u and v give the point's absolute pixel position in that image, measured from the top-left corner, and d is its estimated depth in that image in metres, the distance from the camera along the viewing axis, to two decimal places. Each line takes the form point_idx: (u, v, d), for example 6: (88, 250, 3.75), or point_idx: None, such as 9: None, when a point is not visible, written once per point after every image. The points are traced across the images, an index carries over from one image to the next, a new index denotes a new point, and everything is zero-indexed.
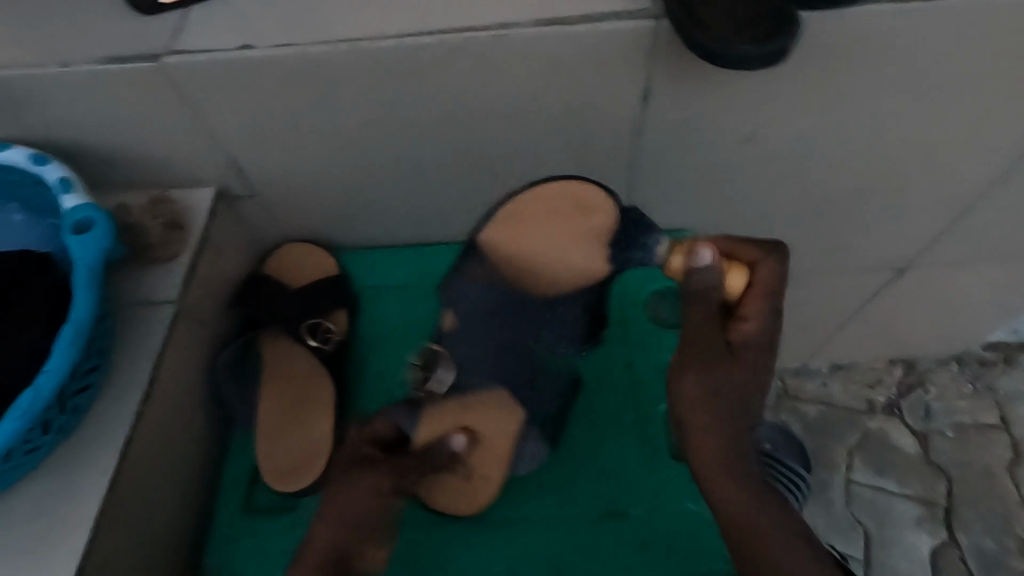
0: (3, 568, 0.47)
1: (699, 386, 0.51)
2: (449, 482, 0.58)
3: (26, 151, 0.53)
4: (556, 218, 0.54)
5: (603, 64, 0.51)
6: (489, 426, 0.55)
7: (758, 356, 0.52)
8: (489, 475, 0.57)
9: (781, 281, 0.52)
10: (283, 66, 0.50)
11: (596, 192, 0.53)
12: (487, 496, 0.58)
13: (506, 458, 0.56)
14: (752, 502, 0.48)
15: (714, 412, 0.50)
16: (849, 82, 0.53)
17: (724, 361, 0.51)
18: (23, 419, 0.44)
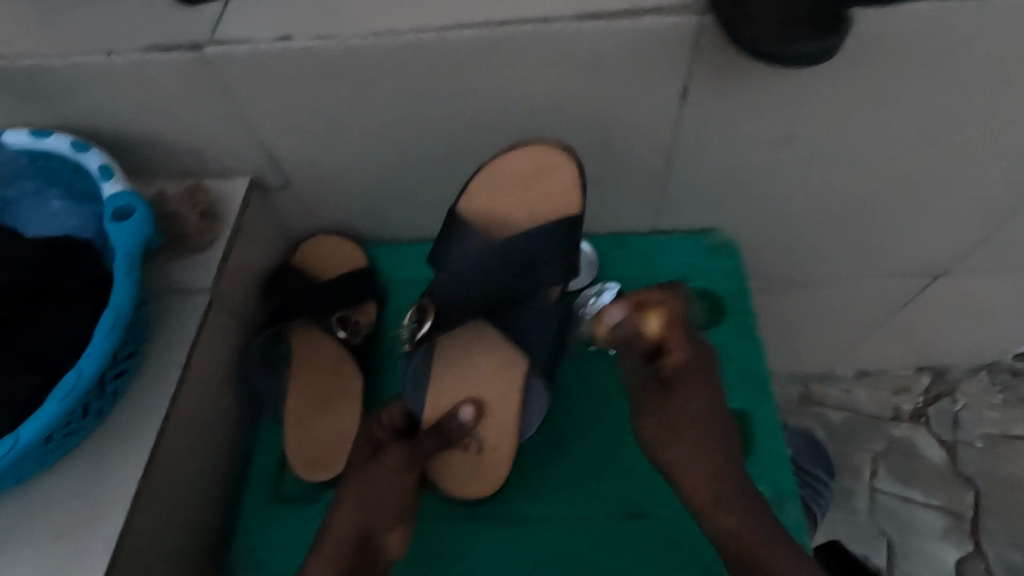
0: (41, 545, 0.48)
1: (664, 415, 0.54)
2: (461, 465, 0.61)
3: (69, 139, 0.54)
4: (524, 180, 0.60)
5: (644, 60, 0.50)
6: (491, 390, 0.63)
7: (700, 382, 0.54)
8: (499, 446, 0.61)
9: (682, 313, 0.52)
10: (322, 57, 0.50)
11: (557, 156, 0.58)
12: (496, 473, 0.60)
13: (512, 424, 0.62)
14: (744, 516, 0.52)
15: (686, 438, 0.54)
16: (896, 82, 0.52)
17: (671, 393, 0.54)
18: (67, 400, 0.44)
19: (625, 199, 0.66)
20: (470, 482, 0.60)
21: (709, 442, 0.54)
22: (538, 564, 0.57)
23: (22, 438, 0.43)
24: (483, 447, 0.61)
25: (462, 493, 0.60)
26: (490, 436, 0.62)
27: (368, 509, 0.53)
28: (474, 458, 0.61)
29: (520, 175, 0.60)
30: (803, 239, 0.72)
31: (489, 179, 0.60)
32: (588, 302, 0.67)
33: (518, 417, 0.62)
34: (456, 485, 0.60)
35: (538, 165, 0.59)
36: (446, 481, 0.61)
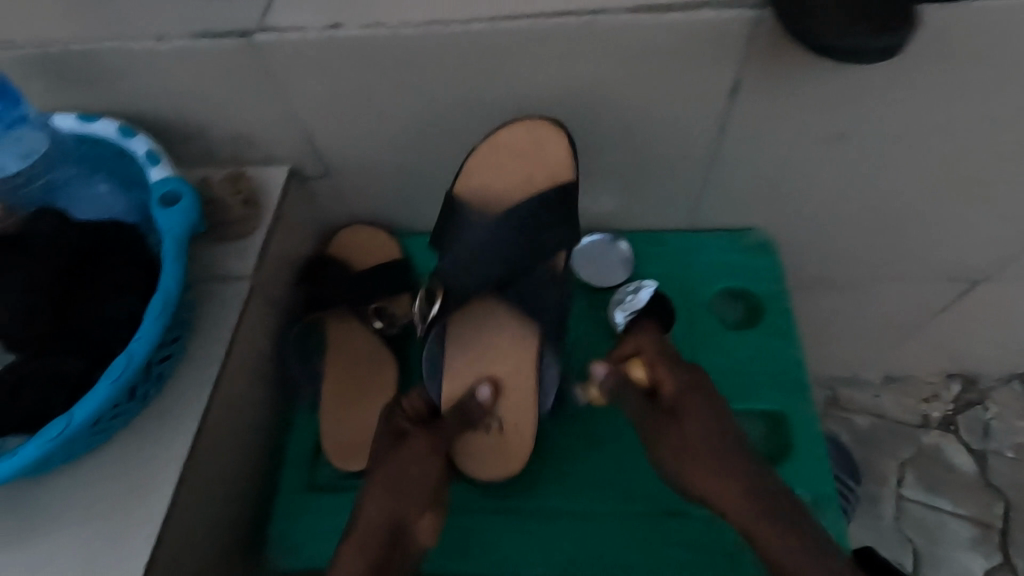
0: (85, 526, 0.48)
1: (693, 426, 0.53)
2: (484, 446, 0.61)
3: (115, 123, 0.55)
4: (517, 159, 0.57)
5: (697, 54, 0.49)
6: (508, 367, 0.63)
7: (708, 403, 0.54)
8: (520, 423, 0.61)
9: (668, 349, 0.58)
10: (370, 45, 0.50)
11: (549, 133, 0.55)
12: (520, 450, 0.60)
13: (531, 400, 0.61)
14: (757, 513, 0.50)
15: (701, 440, 0.53)
16: (956, 81, 0.50)
17: (674, 425, 0.54)
18: (119, 381, 0.45)
19: (664, 196, 0.65)
20: (493, 463, 0.60)
21: (721, 455, 0.52)
22: (575, 560, 0.56)
23: (75, 418, 0.44)
24: (504, 426, 0.61)
25: (487, 476, 0.60)
26: (510, 414, 0.61)
27: (398, 499, 0.51)
28: (496, 438, 0.61)
29: (512, 154, 0.57)
30: (843, 240, 0.71)
31: (479, 160, 0.57)
32: (624, 299, 0.66)
33: (538, 393, 0.62)
34: (481, 467, 0.60)
35: (531, 140, 0.56)
36: (470, 465, 0.60)
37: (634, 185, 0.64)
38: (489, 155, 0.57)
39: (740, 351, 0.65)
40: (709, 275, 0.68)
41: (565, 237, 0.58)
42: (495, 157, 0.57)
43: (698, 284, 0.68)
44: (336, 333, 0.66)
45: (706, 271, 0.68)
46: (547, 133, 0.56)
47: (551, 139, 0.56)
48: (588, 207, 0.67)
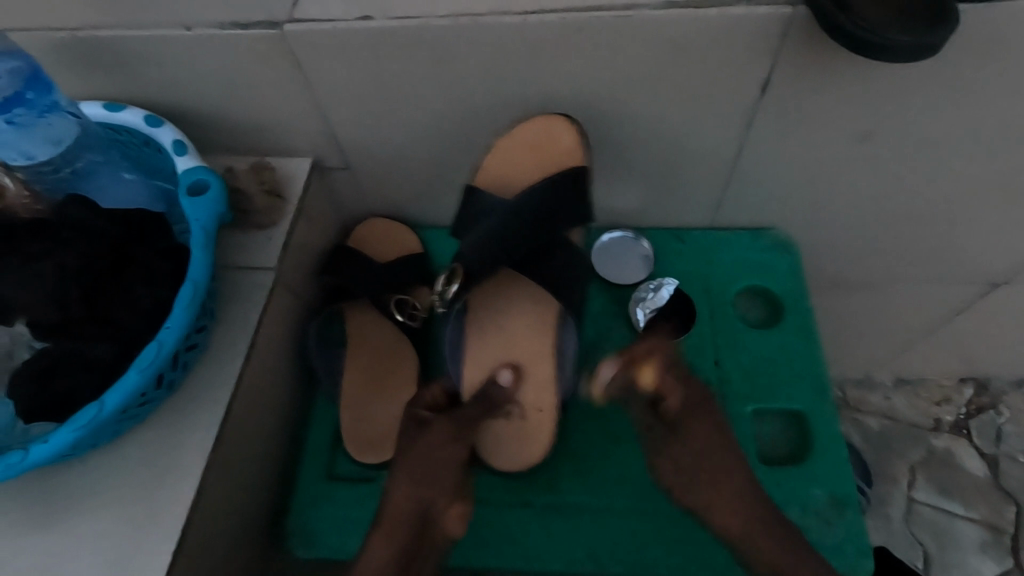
0: (112, 513, 0.48)
1: (680, 452, 0.53)
2: (507, 432, 0.60)
3: (142, 113, 0.56)
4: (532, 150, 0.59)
5: (730, 51, 0.49)
6: (528, 351, 0.62)
7: (705, 420, 0.54)
8: (543, 407, 0.60)
9: (676, 359, 0.53)
10: (400, 38, 0.49)
11: (551, 123, 0.57)
12: (544, 433, 0.60)
13: (552, 384, 0.61)
14: (756, 528, 0.51)
15: (695, 458, 0.53)
16: (991, 82, 0.50)
17: (672, 438, 0.53)
18: (148, 370, 0.45)
19: (686, 193, 0.65)
20: (518, 449, 0.60)
21: (736, 471, 0.53)
22: (595, 554, 0.57)
23: (105, 407, 0.44)
24: (526, 411, 0.60)
25: (512, 462, 0.60)
26: (533, 399, 0.61)
27: (425, 487, 0.52)
28: (518, 422, 0.60)
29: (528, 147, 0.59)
30: (864, 240, 0.71)
31: (497, 154, 0.60)
32: (645, 296, 0.67)
33: (559, 377, 0.61)
34: (504, 453, 0.60)
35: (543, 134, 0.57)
36: (493, 451, 0.60)
37: (657, 181, 0.64)
38: (507, 150, 0.60)
39: (760, 351, 0.65)
40: (730, 273, 0.68)
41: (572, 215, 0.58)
42: (515, 149, 0.60)
43: (718, 283, 0.68)
44: (354, 327, 0.66)
45: (727, 269, 0.68)
46: (553, 125, 0.57)
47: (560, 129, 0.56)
48: (609, 203, 0.67)
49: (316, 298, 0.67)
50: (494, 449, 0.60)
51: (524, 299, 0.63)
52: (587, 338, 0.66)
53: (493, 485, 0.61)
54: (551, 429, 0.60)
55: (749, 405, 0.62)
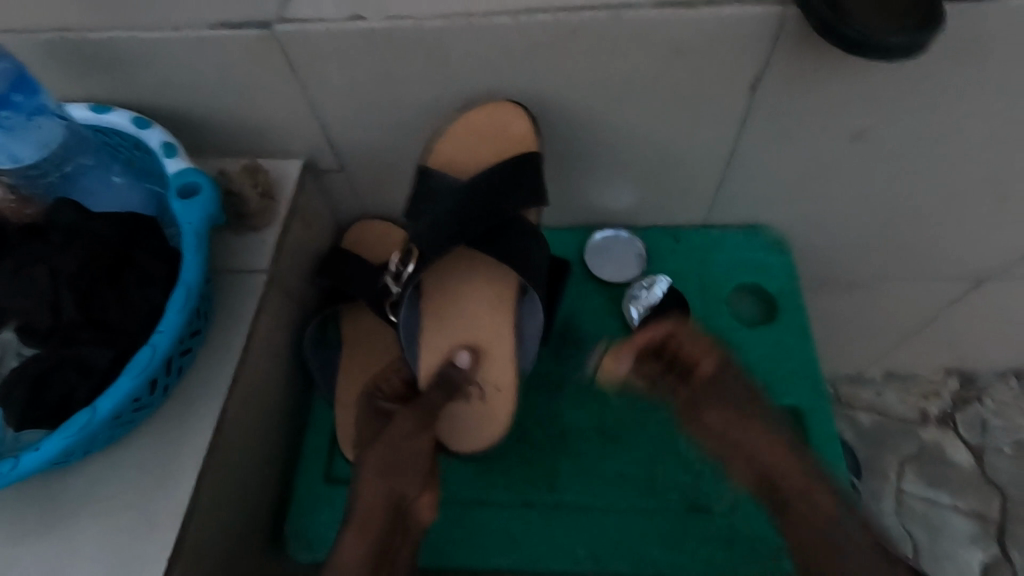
0: (107, 521, 0.48)
1: (722, 416, 0.55)
2: (468, 414, 0.61)
3: (130, 114, 0.54)
4: (488, 136, 0.58)
5: (722, 50, 0.49)
6: (486, 331, 0.62)
7: (732, 384, 0.56)
8: (501, 384, 0.61)
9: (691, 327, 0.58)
10: (394, 39, 0.49)
11: (505, 110, 0.55)
12: (505, 413, 0.60)
13: (511, 360, 0.61)
14: (802, 471, 0.53)
15: (725, 413, 0.55)
16: (978, 80, 0.50)
17: (714, 407, 0.55)
18: (140, 375, 0.45)
19: (680, 191, 0.65)
20: (479, 431, 0.60)
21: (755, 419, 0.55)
22: (597, 553, 0.57)
23: (97, 412, 0.44)
24: (485, 391, 0.61)
25: (474, 445, 0.60)
26: (491, 378, 0.61)
27: (396, 480, 0.52)
28: (478, 404, 0.61)
29: (484, 132, 0.58)
30: (854, 238, 0.72)
31: (448, 135, 0.58)
32: (639, 294, 0.66)
33: (517, 353, 0.61)
34: (466, 437, 0.61)
35: (499, 117, 0.56)
36: (456, 436, 0.61)
37: (651, 181, 0.64)
38: (460, 132, 0.58)
39: (756, 347, 0.65)
40: (725, 269, 0.69)
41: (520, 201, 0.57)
42: (464, 131, 0.58)
43: (714, 279, 0.69)
44: (351, 328, 0.66)
45: (722, 266, 0.69)
46: (503, 109, 0.55)
47: (515, 112, 0.55)
48: (604, 202, 0.67)
49: (312, 300, 0.66)
50: (458, 434, 0.61)
51: (478, 276, 0.63)
52: (584, 337, 0.66)
53: (493, 485, 0.60)
54: (511, 410, 0.60)
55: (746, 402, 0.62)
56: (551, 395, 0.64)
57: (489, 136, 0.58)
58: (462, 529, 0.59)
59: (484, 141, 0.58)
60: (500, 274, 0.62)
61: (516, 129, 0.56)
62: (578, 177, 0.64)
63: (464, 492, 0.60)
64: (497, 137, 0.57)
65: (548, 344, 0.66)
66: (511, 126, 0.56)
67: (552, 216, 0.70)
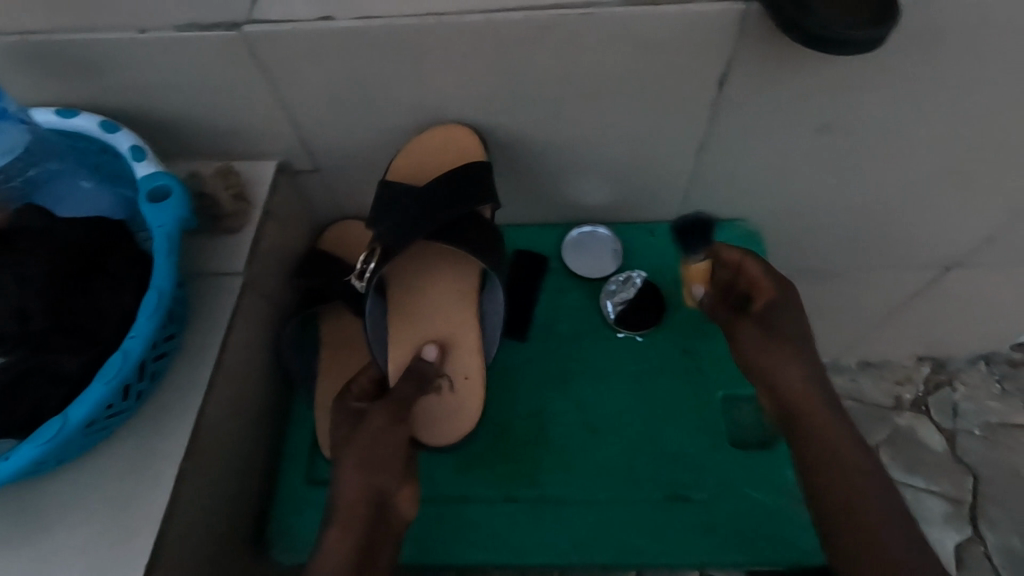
0: (83, 530, 0.47)
1: (753, 339, 0.57)
2: (438, 407, 0.61)
3: (97, 118, 0.54)
4: (438, 161, 0.60)
5: (690, 48, 0.50)
6: (452, 322, 0.62)
7: (789, 319, 0.57)
8: (469, 373, 0.61)
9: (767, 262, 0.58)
10: (366, 39, 0.49)
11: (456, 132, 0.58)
12: (475, 402, 0.61)
13: (478, 348, 0.62)
14: (827, 411, 0.53)
15: (767, 341, 0.57)
16: (935, 72, 0.52)
17: (763, 335, 0.57)
18: (113, 381, 0.44)
19: (654, 186, 0.66)
20: (450, 423, 0.61)
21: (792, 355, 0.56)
22: (580, 545, 0.58)
23: (69, 420, 0.43)
24: (454, 381, 0.61)
25: (446, 438, 0.60)
26: (459, 368, 0.61)
27: (377, 475, 0.53)
28: (447, 395, 0.61)
29: (433, 159, 0.60)
30: (825, 228, 0.73)
31: (403, 157, 0.60)
32: (614, 289, 0.68)
33: (484, 342, 0.62)
34: (437, 430, 0.60)
35: (442, 139, 0.59)
36: (427, 430, 0.60)
37: (625, 176, 0.65)
38: (414, 154, 0.60)
39: None
40: None
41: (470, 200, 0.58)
42: (418, 153, 0.60)
43: None
44: (330, 329, 0.66)
45: None
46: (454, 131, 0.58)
47: (461, 131, 0.58)
48: (580, 198, 0.68)
49: (290, 302, 0.66)
50: (430, 429, 0.60)
51: (440, 270, 0.64)
52: (564, 333, 0.67)
53: (475, 481, 0.61)
54: (481, 399, 0.61)
55: (722, 391, 0.63)
56: (532, 391, 0.64)
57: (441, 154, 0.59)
58: (447, 526, 0.59)
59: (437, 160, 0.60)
60: (463, 265, 0.63)
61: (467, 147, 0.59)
62: (553, 174, 0.64)
63: (447, 489, 0.60)
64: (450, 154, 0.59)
65: (528, 341, 0.67)
66: (460, 144, 0.59)
67: (528, 213, 0.71)
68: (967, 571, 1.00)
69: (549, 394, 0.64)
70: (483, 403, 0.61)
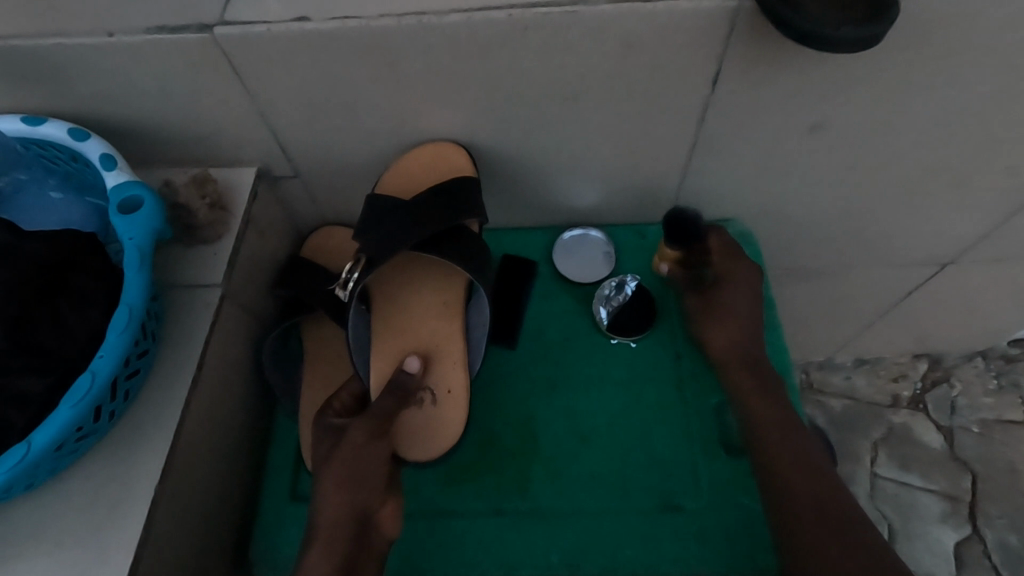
0: (55, 556, 0.45)
1: (721, 325, 0.61)
2: (421, 420, 0.59)
3: (66, 126, 0.51)
4: (427, 179, 0.59)
5: (679, 46, 0.48)
6: (435, 334, 0.61)
7: (744, 302, 0.62)
8: (453, 387, 0.59)
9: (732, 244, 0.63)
10: (342, 40, 0.47)
11: (447, 150, 0.58)
12: (458, 417, 0.59)
13: (462, 361, 0.60)
14: (783, 412, 0.56)
15: (730, 327, 0.61)
16: (931, 68, 0.51)
17: (723, 316, 0.61)
18: (81, 404, 0.43)
19: (643, 188, 0.65)
20: (432, 437, 0.59)
21: (750, 347, 0.60)
22: (571, 558, 0.56)
23: (34, 445, 0.42)
24: (438, 394, 0.59)
25: (428, 454, 0.58)
26: (443, 381, 0.60)
27: (360, 493, 0.51)
28: (430, 410, 0.59)
29: (421, 176, 0.59)
30: (817, 227, 0.72)
31: (393, 170, 0.59)
32: (608, 293, 0.66)
33: (468, 354, 0.61)
34: (419, 445, 0.58)
35: (430, 157, 0.58)
36: (409, 445, 0.58)
37: (614, 178, 0.63)
38: (404, 168, 0.59)
39: None
40: None
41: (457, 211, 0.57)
42: (408, 167, 0.59)
43: None
44: (313, 339, 0.64)
45: None
46: (444, 148, 0.58)
47: (452, 148, 0.58)
48: (568, 200, 0.66)
49: (270, 312, 0.64)
50: (412, 444, 0.58)
51: (425, 280, 0.62)
52: (553, 339, 0.65)
53: (463, 494, 0.59)
54: (465, 415, 0.59)
55: (715, 398, 0.62)
56: (521, 400, 0.63)
57: (432, 169, 0.59)
58: (433, 541, 0.57)
59: (427, 174, 0.59)
60: (449, 276, 0.62)
61: (456, 163, 0.58)
62: (540, 177, 0.63)
63: (432, 503, 0.59)
64: (439, 169, 0.59)
65: (516, 348, 0.65)
66: (449, 161, 0.58)
67: (516, 216, 0.69)
68: (965, 569, 0.99)
69: (538, 403, 0.62)
70: (467, 418, 0.59)
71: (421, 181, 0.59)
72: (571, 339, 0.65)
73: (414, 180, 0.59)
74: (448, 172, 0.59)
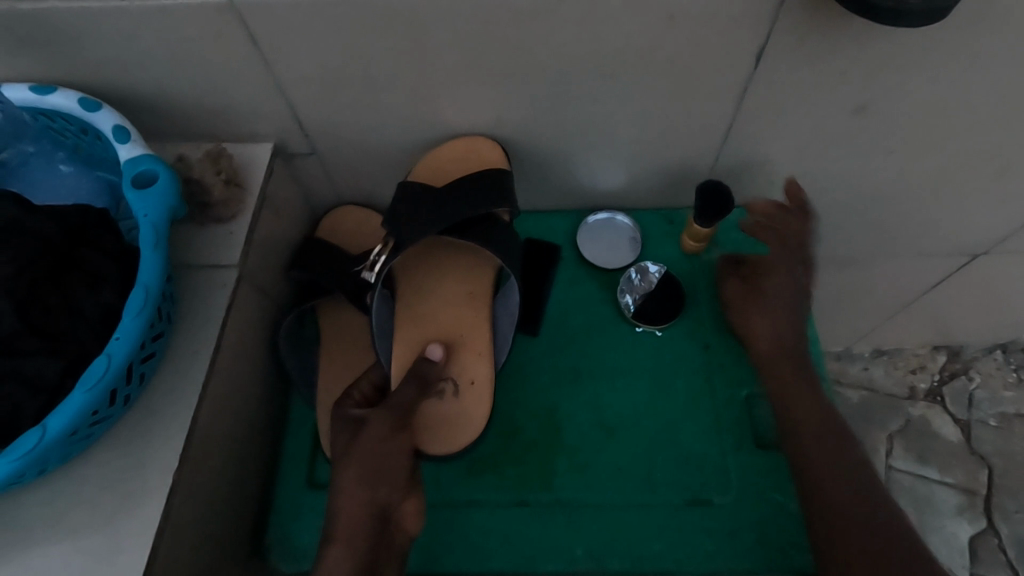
0: (70, 542, 0.44)
1: (758, 305, 0.59)
2: (442, 411, 0.57)
3: (76, 95, 0.49)
4: (455, 171, 0.58)
5: (727, 18, 0.45)
6: (458, 324, 0.60)
7: (775, 282, 0.59)
8: (476, 378, 0.58)
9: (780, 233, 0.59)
10: (368, 7, 0.44)
11: (479, 143, 0.58)
12: (480, 410, 0.57)
13: (487, 353, 0.59)
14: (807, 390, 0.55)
15: (765, 305, 0.59)
16: (994, 48, 0.47)
17: (753, 299, 0.59)
18: (97, 387, 0.41)
19: (671, 170, 0.62)
20: (452, 430, 0.57)
21: (780, 319, 0.58)
22: (597, 552, 0.55)
23: (48, 431, 0.40)
24: (459, 385, 0.58)
25: (448, 446, 0.57)
26: (464, 371, 0.58)
27: (379, 487, 0.50)
28: (451, 401, 0.58)
29: (450, 166, 0.58)
30: (848, 214, 0.69)
31: (421, 163, 0.59)
32: (631, 281, 0.65)
33: (492, 345, 0.59)
34: (438, 438, 0.57)
35: (462, 150, 0.58)
36: (429, 438, 0.57)
37: (642, 160, 0.61)
38: (432, 160, 0.59)
39: None
40: None
41: (485, 193, 0.56)
42: (437, 160, 0.59)
43: None
44: (332, 323, 0.62)
45: None
46: (474, 142, 0.58)
47: (483, 141, 0.58)
48: (593, 183, 0.64)
49: (286, 294, 0.62)
50: (431, 436, 0.57)
51: (452, 269, 0.61)
52: (577, 327, 0.64)
53: (484, 485, 0.57)
54: (488, 409, 0.58)
55: (744, 390, 0.60)
56: (544, 390, 0.61)
57: (460, 162, 0.58)
58: (455, 534, 0.56)
59: (455, 167, 0.58)
60: (478, 266, 0.61)
61: (484, 155, 0.58)
62: (567, 157, 0.60)
63: (453, 495, 0.57)
64: (468, 161, 0.58)
65: (538, 335, 0.63)
66: (478, 153, 0.58)
67: (539, 198, 0.67)
68: (979, 564, 0.98)
69: (560, 392, 0.61)
70: (489, 411, 0.58)
71: (450, 172, 0.58)
72: (596, 326, 0.64)
73: (442, 170, 0.58)
74: (475, 164, 0.58)
